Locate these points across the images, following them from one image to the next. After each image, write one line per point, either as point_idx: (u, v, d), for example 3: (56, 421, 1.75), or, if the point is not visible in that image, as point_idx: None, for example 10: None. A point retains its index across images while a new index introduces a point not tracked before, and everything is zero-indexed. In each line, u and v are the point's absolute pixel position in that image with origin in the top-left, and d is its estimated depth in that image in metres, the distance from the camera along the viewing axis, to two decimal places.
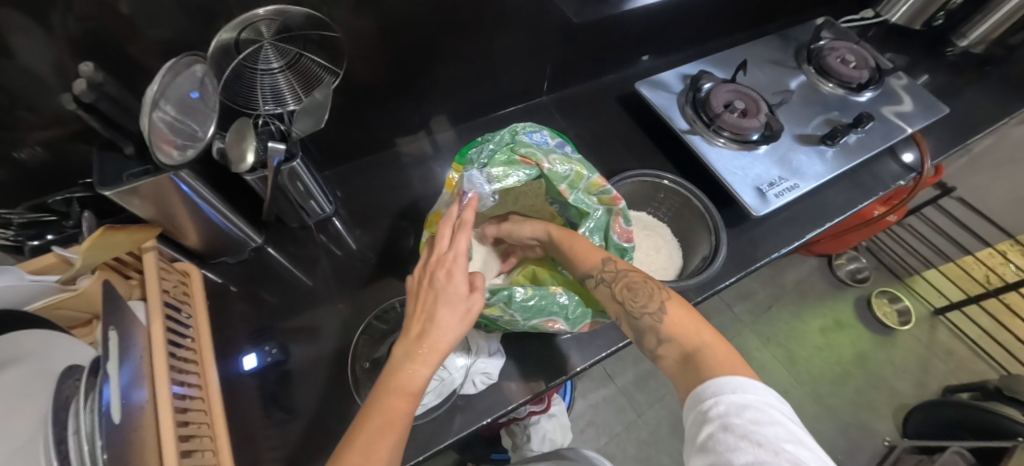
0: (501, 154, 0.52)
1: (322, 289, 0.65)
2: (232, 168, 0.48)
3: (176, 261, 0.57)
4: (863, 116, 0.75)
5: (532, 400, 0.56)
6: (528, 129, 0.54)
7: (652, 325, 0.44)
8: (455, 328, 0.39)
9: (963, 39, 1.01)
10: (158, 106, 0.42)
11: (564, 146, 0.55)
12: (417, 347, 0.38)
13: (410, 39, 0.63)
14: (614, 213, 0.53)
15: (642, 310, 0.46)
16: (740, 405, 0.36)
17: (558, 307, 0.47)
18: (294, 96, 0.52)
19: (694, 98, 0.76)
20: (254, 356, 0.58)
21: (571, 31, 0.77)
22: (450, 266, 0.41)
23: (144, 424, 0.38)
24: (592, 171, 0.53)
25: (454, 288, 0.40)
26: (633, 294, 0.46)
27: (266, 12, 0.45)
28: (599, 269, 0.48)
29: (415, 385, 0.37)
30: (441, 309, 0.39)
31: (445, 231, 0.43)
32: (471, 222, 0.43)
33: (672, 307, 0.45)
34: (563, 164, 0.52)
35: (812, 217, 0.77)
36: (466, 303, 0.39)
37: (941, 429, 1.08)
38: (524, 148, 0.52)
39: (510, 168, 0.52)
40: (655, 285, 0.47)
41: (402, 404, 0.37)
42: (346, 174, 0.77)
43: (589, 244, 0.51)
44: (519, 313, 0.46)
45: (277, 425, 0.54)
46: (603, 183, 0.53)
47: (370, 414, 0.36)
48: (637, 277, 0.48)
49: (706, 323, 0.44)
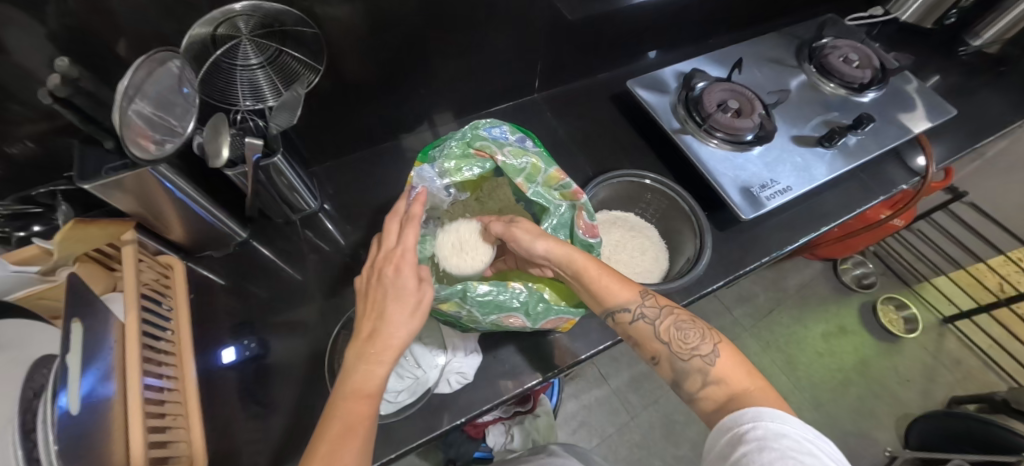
0: (456, 148, 0.52)
1: (307, 284, 0.66)
2: (209, 163, 0.47)
3: (160, 254, 0.58)
4: (863, 117, 0.72)
5: (506, 401, 0.55)
6: (487, 123, 0.52)
7: (701, 367, 0.44)
8: (406, 325, 0.39)
9: (976, 38, 0.97)
10: (133, 101, 0.42)
11: (525, 140, 0.53)
12: (369, 347, 0.38)
13: (397, 36, 0.63)
14: (577, 208, 0.51)
15: (691, 352, 0.45)
16: (778, 430, 0.36)
17: (518, 303, 0.47)
18: (272, 91, 0.52)
19: (687, 97, 0.74)
20: (233, 350, 0.58)
21: (564, 29, 0.76)
22: (397, 262, 0.41)
23: (112, 417, 0.39)
24: (550, 164, 0.52)
25: (403, 282, 0.40)
26: (681, 334, 0.47)
27: (243, 7, 0.45)
28: (639, 303, 0.48)
29: (372, 385, 0.37)
30: (391, 305, 0.39)
31: (391, 227, 0.44)
32: (420, 216, 0.44)
33: (725, 351, 0.45)
34: (518, 157, 0.51)
35: (808, 221, 0.75)
36: (415, 295, 0.40)
37: (945, 441, 1.04)
38: (479, 141, 0.52)
39: (463, 162, 0.52)
40: (703, 326, 0.47)
41: (362, 407, 0.37)
42: (336, 169, 0.77)
43: (620, 275, 0.49)
44: (477, 308, 0.46)
45: (255, 418, 0.55)
46: (562, 177, 0.51)
47: (329, 419, 0.36)
48: (680, 316, 0.48)
49: (760, 374, 0.43)
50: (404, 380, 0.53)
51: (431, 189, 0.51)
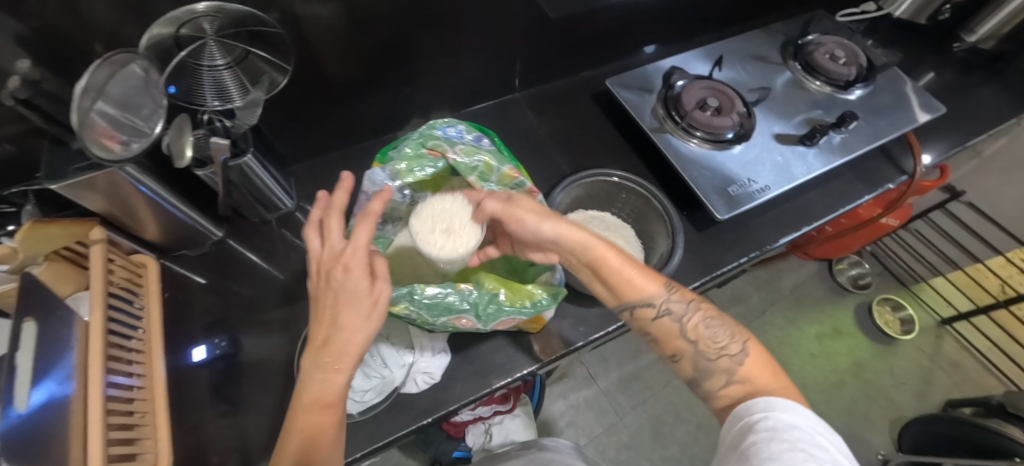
0: (409, 148, 0.52)
1: (284, 283, 0.66)
2: (172, 163, 0.48)
3: (135, 253, 0.58)
4: (847, 115, 0.71)
5: (474, 401, 0.55)
6: (442, 123, 0.53)
7: (729, 366, 0.45)
8: (361, 329, 0.38)
9: (971, 34, 0.94)
10: (96, 102, 0.43)
11: (482, 139, 0.54)
12: (325, 355, 0.37)
13: (375, 38, 0.63)
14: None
15: (720, 351, 0.46)
16: (790, 420, 0.37)
17: (468, 304, 0.44)
18: (239, 90, 0.51)
19: (667, 96, 0.74)
20: (204, 348, 0.58)
21: (544, 27, 0.75)
22: (347, 262, 0.39)
23: (70, 414, 0.39)
24: (503, 163, 0.52)
25: (353, 284, 0.38)
26: (710, 332, 0.47)
27: (206, 8, 0.46)
28: (665, 298, 0.48)
29: (332, 394, 0.38)
30: (344, 311, 0.38)
31: (334, 224, 0.42)
32: (377, 212, 0.42)
33: (754, 350, 0.45)
34: (470, 154, 0.52)
35: (791, 220, 0.74)
36: (370, 296, 0.39)
37: (940, 446, 1.02)
38: (432, 141, 0.53)
39: (415, 162, 0.52)
40: (732, 324, 0.48)
41: (323, 416, 0.37)
42: (317, 168, 0.78)
43: (644, 269, 0.50)
44: (425, 311, 0.43)
45: (223, 417, 0.55)
46: (515, 175, 0.52)
47: (289, 431, 0.37)
48: (707, 313, 0.49)
49: (785, 375, 0.44)
50: (371, 379, 0.53)
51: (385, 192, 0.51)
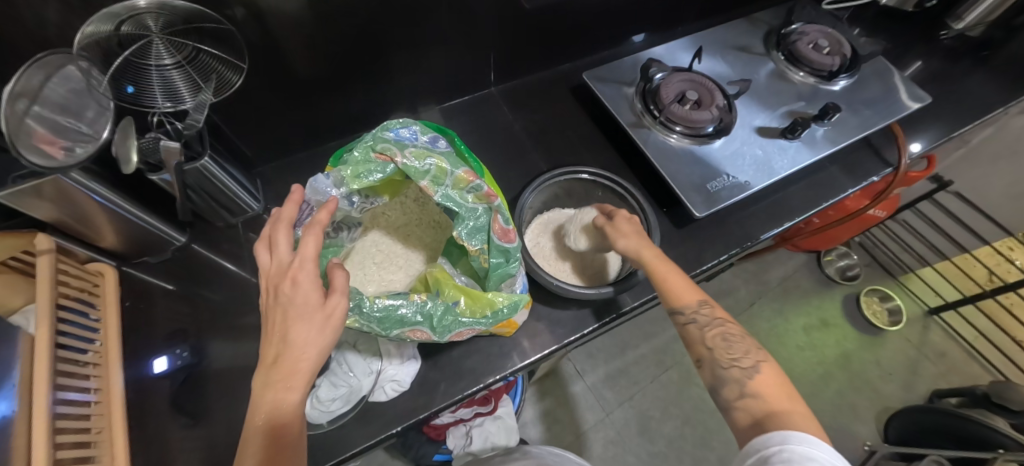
0: (356, 153, 0.47)
1: (253, 288, 0.65)
2: (121, 168, 0.46)
3: (92, 262, 0.56)
4: (829, 107, 0.69)
5: (446, 407, 0.54)
6: (395, 123, 0.47)
7: (740, 377, 0.45)
8: (313, 341, 0.36)
9: (958, 22, 0.92)
10: (31, 106, 0.41)
11: (438, 140, 0.48)
12: (275, 373, 0.36)
13: (340, 34, 0.61)
14: (493, 210, 0.46)
15: (732, 362, 0.47)
16: (806, 450, 0.37)
17: (421, 316, 0.42)
18: (190, 89, 0.48)
19: (645, 89, 0.71)
20: (165, 359, 0.56)
21: (519, 20, 0.73)
22: (294, 274, 0.38)
23: (13, 436, 0.37)
24: (458, 165, 0.46)
25: (302, 295, 0.37)
26: (727, 345, 0.48)
27: (148, 3, 0.44)
28: (695, 309, 0.50)
29: (286, 413, 0.35)
30: (295, 326, 0.36)
31: (280, 236, 0.40)
32: (325, 222, 0.41)
33: (768, 368, 0.46)
34: (421, 158, 0.46)
35: (772, 216, 0.73)
36: (322, 310, 0.37)
37: (926, 436, 1.02)
38: (381, 143, 0.47)
39: (363, 167, 0.47)
40: (750, 344, 0.48)
41: (283, 435, 0.35)
42: (284, 168, 0.76)
43: (687, 282, 0.52)
44: (375, 325, 0.41)
45: (182, 430, 0.53)
46: (472, 178, 0.46)
47: (245, 452, 0.34)
48: (732, 332, 0.49)
49: (796, 392, 0.45)
50: (337, 388, 0.50)
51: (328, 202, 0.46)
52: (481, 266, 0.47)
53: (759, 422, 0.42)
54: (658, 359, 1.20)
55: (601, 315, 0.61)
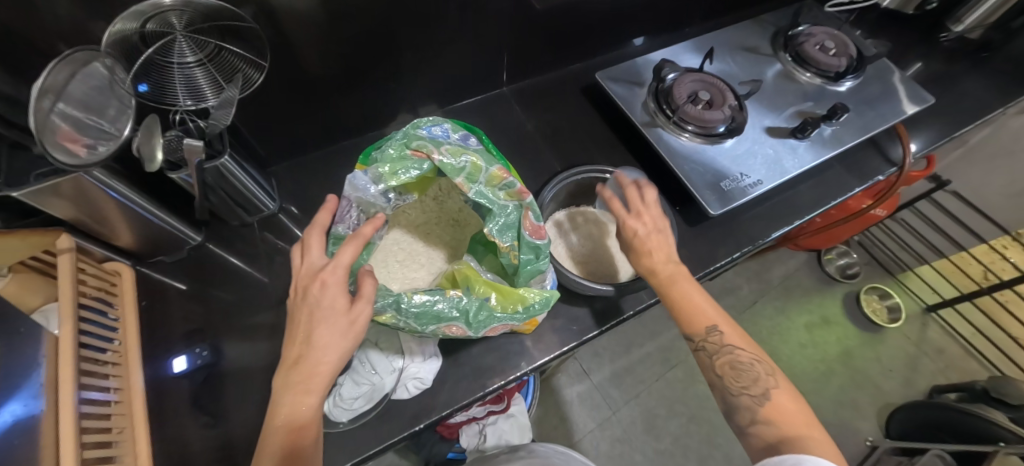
0: (392, 149, 0.47)
1: (269, 287, 0.64)
2: (144, 166, 0.45)
3: (108, 261, 0.56)
4: (837, 107, 0.70)
5: (468, 404, 0.54)
6: (427, 122, 0.48)
7: (750, 405, 0.46)
8: (336, 345, 0.36)
9: (957, 24, 0.94)
10: (55, 104, 0.40)
11: (469, 138, 0.49)
12: (295, 374, 0.35)
13: (355, 31, 0.61)
14: (523, 207, 0.46)
15: (742, 389, 0.47)
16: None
17: (458, 312, 0.43)
18: (213, 88, 0.48)
19: (657, 89, 0.72)
20: (185, 358, 0.55)
21: (531, 20, 0.74)
22: (324, 278, 0.37)
23: (40, 434, 0.37)
24: (492, 163, 0.47)
25: (329, 298, 0.37)
26: (736, 372, 0.48)
27: (173, 2, 0.43)
28: (703, 337, 0.50)
29: (303, 414, 0.35)
30: (319, 329, 0.36)
31: (314, 241, 0.40)
32: (369, 236, 0.40)
33: (780, 390, 0.46)
34: (457, 155, 0.46)
35: (781, 214, 0.74)
36: (347, 316, 0.37)
37: (926, 431, 1.04)
38: (416, 141, 0.47)
39: (399, 164, 0.47)
40: (763, 369, 0.48)
41: (298, 439, 0.35)
42: (298, 168, 0.76)
43: (702, 304, 0.51)
44: (412, 320, 0.42)
45: (203, 430, 0.53)
46: (505, 175, 0.46)
47: (261, 451, 0.34)
48: (743, 357, 0.48)
49: (810, 411, 0.45)
50: (360, 386, 0.50)
51: (365, 198, 0.46)
52: (510, 263, 0.48)
53: (771, 447, 0.43)
54: (663, 357, 1.21)
55: (619, 312, 0.61)
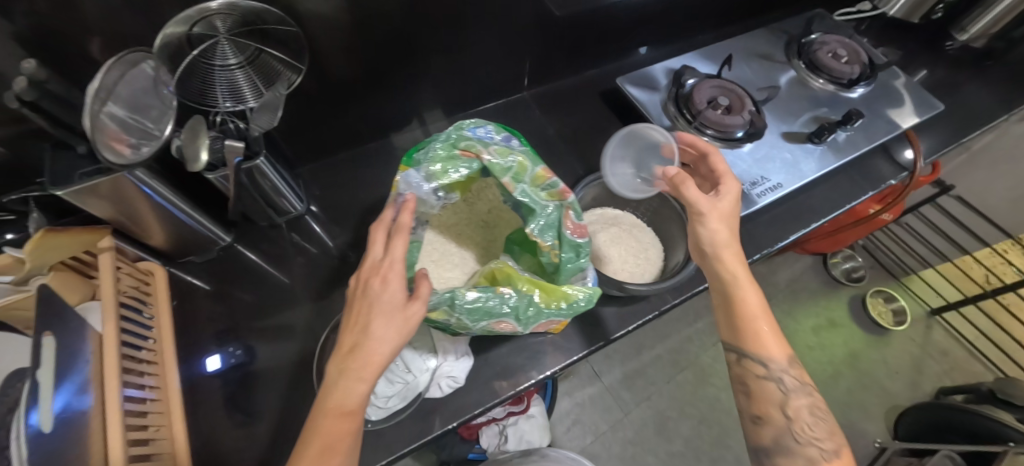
0: (442, 150, 0.49)
1: (297, 287, 0.65)
2: (187, 167, 0.46)
3: (141, 261, 0.56)
4: (852, 113, 0.72)
5: (500, 403, 0.55)
6: (472, 123, 0.50)
7: (816, 456, 0.47)
8: (391, 339, 0.37)
9: (963, 33, 0.97)
10: (107, 104, 0.41)
11: (512, 139, 0.50)
12: (349, 362, 0.36)
13: (383, 34, 0.62)
14: (565, 207, 0.47)
15: (806, 437, 0.48)
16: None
17: (508, 308, 0.44)
18: (253, 91, 0.50)
19: (677, 95, 0.74)
20: (219, 357, 0.57)
21: (553, 26, 0.75)
22: (385, 273, 0.38)
23: (89, 430, 0.37)
24: (537, 163, 0.48)
25: (388, 293, 0.37)
26: (807, 419, 0.49)
27: (219, 6, 0.43)
28: (782, 370, 0.51)
29: (352, 403, 0.35)
30: (376, 321, 0.36)
31: (377, 237, 0.41)
32: (409, 225, 0.41)
33: (843, 456, 0.48)
34: (504, 155, 0.48)
35: (800, 217, 0.75)
36: (403, 312, 0.37)
37: (934, 432, 1.06)
38: (465, 141, 0.49)
39: (450, 163, 0.48)
40: (832, 425, 0.50)
41: (342, 426, 0.35)
42: (323, 169, 0.76)
43: (778, 336, 0.52)
44: (465, 316, 0.43)
45: (239, 428, 0.53)
46: (549, 175, 0.48)
47: (308, 434, 0.35)
48: (809, 409, 0.50)
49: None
50: (393, 385, 0.52)
51: (418, 195, 0.47)
52: (550, 262, 0.49)
53: None
54: (673, 359, 1.22)
55: (645, 311, 0.62)
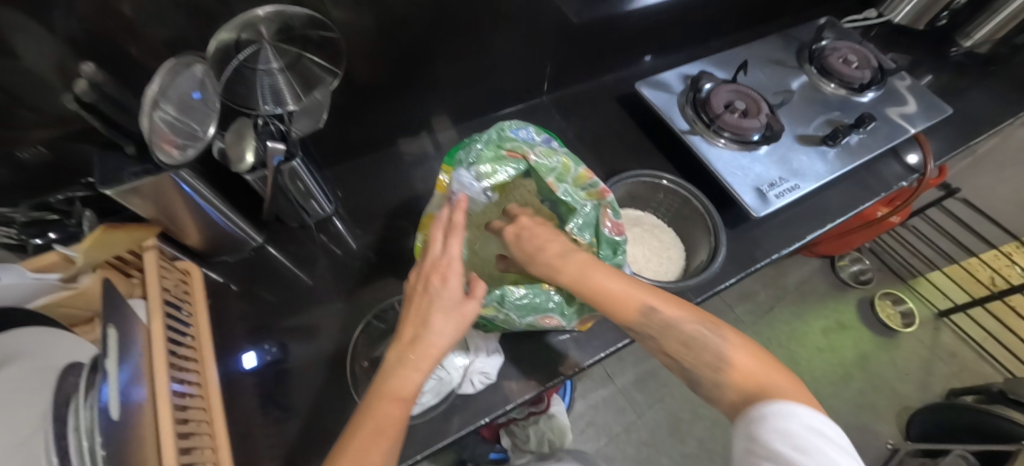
0: (489, 152, 0.55)
1: (325, 286, 0.66)
2: (233, 168, 0.50)
3: (178, 260, 0.57)
4: (865, 116, 0.74)
5: (527, 401, 0.57)
6: (514, 125, 0.56)
7: (712, 376, 0.42)
8: (448, 333, 0.40)
9: (967, 39, 1.00)
10: (158, 106, 0.41)
11: (551, 141, 0.56)
12: (410, 352, 0.39)
13: (412, 39, 0.64)
14: (602, 206, 0.54)
15: (699, 363, 0.43)
16: (796, 434, 0.36)
17: (553, 304, 0.50)
18: (294, 97, 0.52)
19: (695, 99, 0.76)
20: (254, 354, 0.58)
21: (572, 32, 0.77)
22: (444, 271, 0.42)
23: (144, 423, 0.38)
24: (579, 164, 0.55)
25: (446, 289, 0.42)
26: (689, 346, 0.43)
27: (266, 13, 0.45)
28: (643, 314, 0.44)
29: (407, 390, 0.38)
30: (435, 315, 0.40)
31: (436, 236, 0.45)
32: (462, 225, 0.45)
33: (735, 346, 0.42)
34: (549, 156, 0.54)
35: (816, 218, 0.77)
36: (460, 308, 0.41)
37: (945, 432, 1.07)
38: (510, 143, 0.55)
39: (497, 164, 0.55)
40: (711, 327, 0.43)
41: (393, 411, 0.37)
42: (348, 171, 0.78)
43: (625, 280, 0.46)
44: (513, 312, 0.49)
45: (275, 424, 0.54)
46: (590, 175, 0.54)
47: (364, 414, 0.37)
48: (692, 328, 0.44)
49: (762, 354, 0.42)
50: (428, 380, 0.53)
51: (469, 193, 0.54)
52: None
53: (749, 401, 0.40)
54: None
55: None
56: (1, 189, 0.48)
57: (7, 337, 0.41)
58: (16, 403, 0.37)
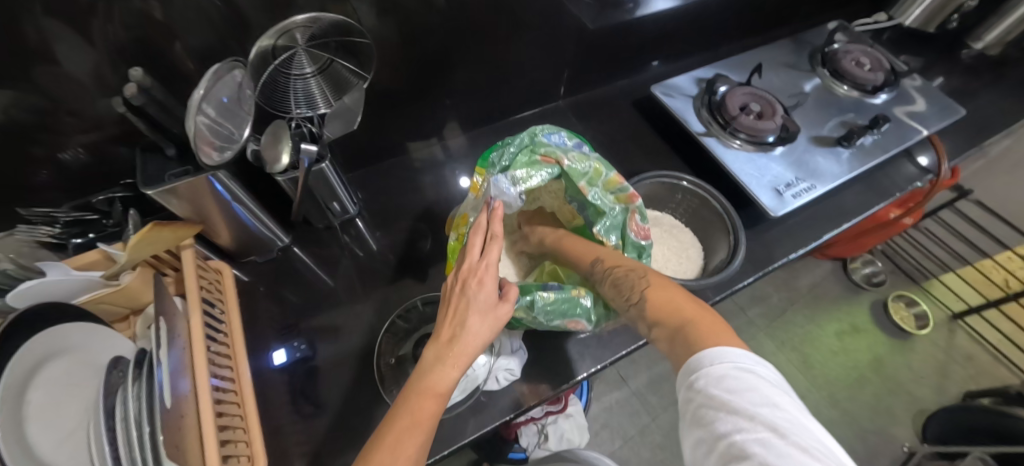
0: (523, 156, 0.56)
1: (348, 286, 0.67)
2: (267, 168, 0.51)
3: (210, 260, 0.59)
4: (879, 117, 0.75)
5: (548, 400, 0.58)
6: (546, 130, 0.58)
7: (637, 313, 0.48)
8: (484, 335, 0.41)
9: (978, 41, 1.02)
10: (200, 109, 0.42)
11: (582, 145, 0.59)
12: (448, 351, 0.40)
13: (435, 45, 0.65)
14: (631, 210, 0.57)
15: (627, 302, 0.49)
16: (728, 377, 0.37)
17: (582, 310, 0.52)
18: (324, 99, 0.53)
19: (710, 102, 0.77)
20: (284, 351, 0.60)
21: (587, 38, 0.79)
22: (481, 275, 0.43)
23: (189, 413, 0.39)
24: (610, 169, 0.57)
25: (484, 294, 0.42)
26: (619, 288, 0.50)
27: (302, 19, 0.47)
28: (589, 268, 0.53)
29: (444, 387, 0.39)
30: (472, 317, 0.41)
31: (475, 241, 0.45)
32: (501, 233, 0.46)
33: (654, 285, 0.49)
34: (582, 162, 0.56)
35: (830, 219, 0.77)
36: (495, 312, 0.42)
37: (965, 435, 1.06)
38: (544, 148, 0.56)
39: (532, 168, 0.55)
40: (636, 275, 0.50)
41: (430, 405, 0.39)
42: (371, 174, 0.79)
43: (579, 242, 0.57)
44: (541, 316, 0.50)
45: (305, 420, 0.55)
46: (620, 181, 0.56)
47: (401, 408, 0.38)
48: (621, 272, 0.51)
49: (681, 292, 0.48)
50: None
51: (506, 198, 0.54)
52: None
53: (670, 336, 0.45)
54: None
55: None
56: (42, 191, 0.50)
57: (58, 333, 0.43)
58: (66, 392, 0.43)
